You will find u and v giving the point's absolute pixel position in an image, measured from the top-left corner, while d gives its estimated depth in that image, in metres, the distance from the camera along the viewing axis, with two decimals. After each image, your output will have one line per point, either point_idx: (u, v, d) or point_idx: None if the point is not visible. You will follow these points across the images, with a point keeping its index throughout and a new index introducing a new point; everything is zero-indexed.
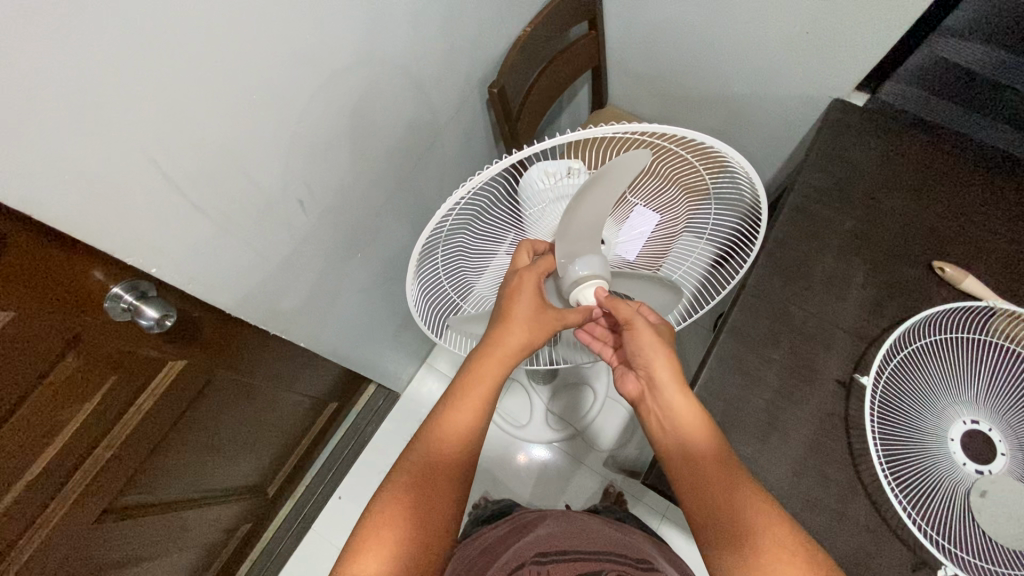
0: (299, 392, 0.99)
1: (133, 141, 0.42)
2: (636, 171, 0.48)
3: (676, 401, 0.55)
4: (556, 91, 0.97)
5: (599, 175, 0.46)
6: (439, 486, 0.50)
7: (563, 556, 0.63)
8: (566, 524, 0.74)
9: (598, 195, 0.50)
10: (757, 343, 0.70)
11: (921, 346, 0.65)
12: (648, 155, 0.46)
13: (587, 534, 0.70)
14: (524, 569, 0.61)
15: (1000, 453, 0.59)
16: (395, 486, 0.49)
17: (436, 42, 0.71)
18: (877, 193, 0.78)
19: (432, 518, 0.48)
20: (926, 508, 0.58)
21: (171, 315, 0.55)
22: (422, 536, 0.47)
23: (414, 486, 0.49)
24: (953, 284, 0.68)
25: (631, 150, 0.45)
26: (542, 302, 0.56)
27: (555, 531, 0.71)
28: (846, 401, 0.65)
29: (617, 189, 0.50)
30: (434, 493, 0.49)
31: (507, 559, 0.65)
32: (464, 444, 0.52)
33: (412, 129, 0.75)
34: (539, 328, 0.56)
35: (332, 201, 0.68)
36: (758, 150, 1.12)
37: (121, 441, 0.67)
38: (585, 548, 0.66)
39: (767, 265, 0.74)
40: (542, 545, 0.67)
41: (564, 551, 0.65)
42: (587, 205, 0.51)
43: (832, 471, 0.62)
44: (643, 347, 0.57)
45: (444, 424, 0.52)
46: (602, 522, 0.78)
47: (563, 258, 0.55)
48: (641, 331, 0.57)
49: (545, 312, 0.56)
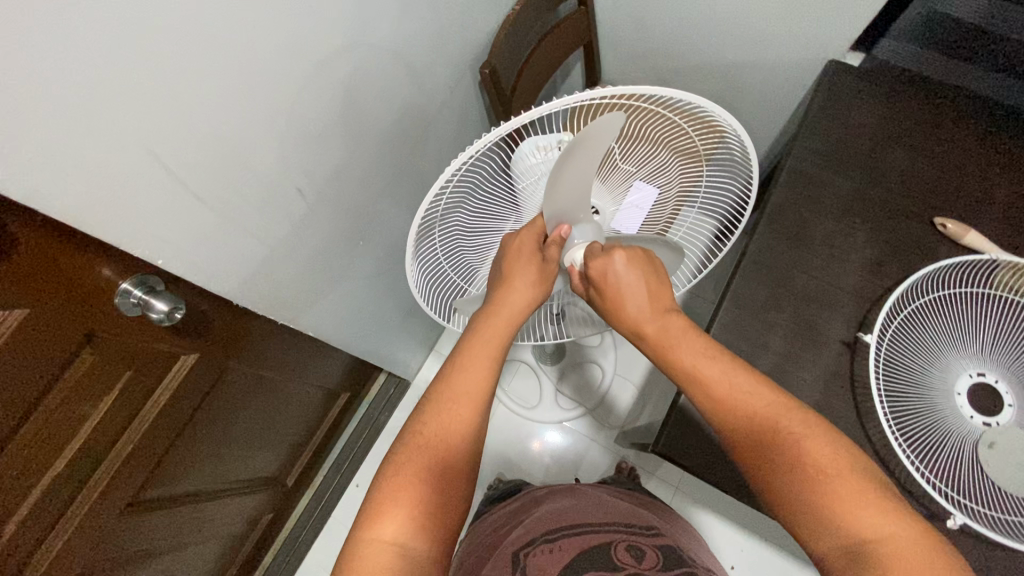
0: (312, 382, 1.01)
1: (130, 135, 0.43)
2: (613, 135, 0.49)
3: (688, 356, 0.52)
4: (548, 70, 0.97)
5: (572, 144, 0.47)
6: (453, 445, 0.49)
7: (573, 532, 0.63)
8: (575, 499, 0.74)
9: (576, 163, 0.50)
10: (759, 309, 0.70)
11: (923, 303, 0.65)
12: (622, 119, 0.47)
13: (594, 508, 0.70)
14: (534, 547, 0.61)
15: (1007, 405, 0.60)
16: (408, 449, 0.48)
17: (426, 23, 0.71)
18: (875, 151, 0.77)
19: (451, 476, 0.48)
20: (934, 461, 0.59)
21: (180, 307, 0.56)
22: (444, 494, 0.47)
23: (427, 448, 0.48)
24: (955, 239, 0.69)
25: (608, 115, 0.45)
26: (543, 258, 0.57)
27: (561, 507, 0.71)
28: (851, 359, 0.66)
29: (599, 151, 0.51)
30: (448, 453, 0.48)
31: (518, 538, 0.65)
32: (476, 401, 0.51)
33: (406, 114, 0.75)
34: (538, 283, 0.57)
35: (330, 188, 0.68)
36: (755, 119, 1.12)
37: (142, 433, 0.68)
38: (592, 522, 0.66)
39: (766, 230, 0.74)
40: (549, 524, 0.66)
41: (574, 528, 0.64)
42: (568, 174, 0.51)
43: (838, 430, 0.63)
44: (619, 298, 0.53)
45: (454, 383, 0.52)
46: (616, 499, 0.77)
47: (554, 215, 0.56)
48: (623, 293, 0.53)
49: (546, 263, 0.57)
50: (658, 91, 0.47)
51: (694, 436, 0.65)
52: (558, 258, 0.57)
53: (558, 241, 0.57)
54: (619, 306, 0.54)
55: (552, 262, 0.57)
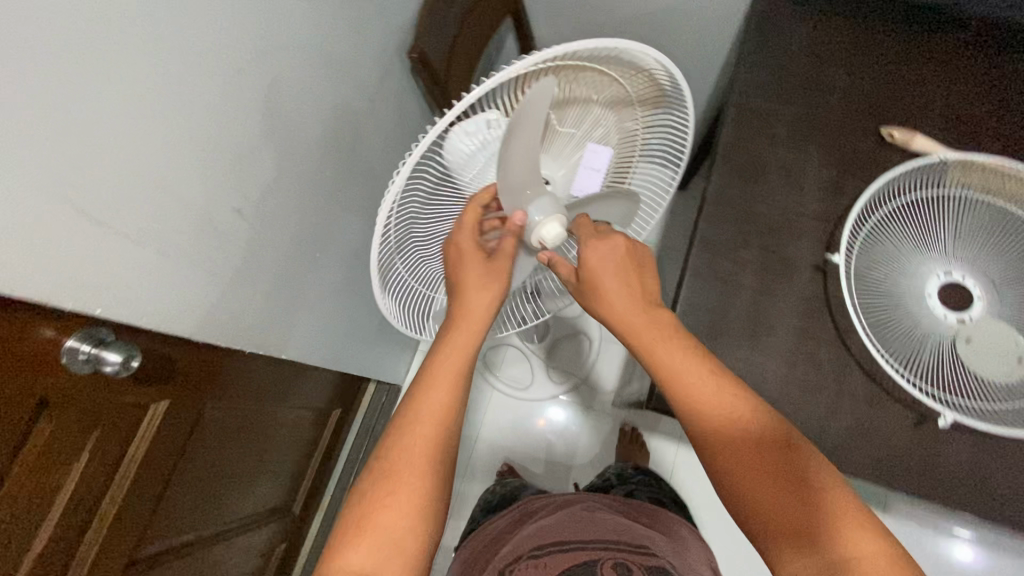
0: (298, 405, 0.98)
1: (35, 184, 0.39)
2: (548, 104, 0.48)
3: (684, 359, 0.51)
4: (479, 45, 0.94)
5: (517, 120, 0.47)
6: (418, 467, 0.47)
7: (562, 546, 0.65)
8: (569, 507, 0.76)
9: (519, 139, 0.50)
10: (728, 248, 0.69)
11: (885, 215, 0.66)
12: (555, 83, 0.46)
13: (585, 514, 0.72)
14: (523, 563, 0.64)
15: (976, 299, 0.64)
16: (372, 475, 0.47)
17: (340, 13, 0.67)
18: (816, 72, 0.77)
19: (422, 499, 0.46)
20: (919, 368, 0.62)
21: (135, 355, 0.53)
22: (416, 519, 0.46)
23: (392, 472, 0.47)
24: (905, 146, 0.71)
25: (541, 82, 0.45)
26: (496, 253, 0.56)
27: (548, 523, 0.71)
28: (824, 282, 0.67)
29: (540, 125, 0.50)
30: (414, 476, 0.47)
31: (509, 552, 0.68)
32: (441, 418, 0.49)
33: (338, 114, 0.72)
34: (496, 281, 0.55)
35: (273, 204, 0.65)
36: (693, 62, 1.11)
37: (125, 492, 0.64)
38: (579, 534, 0.67)
39: (723, 169, 0.73)
40: (540, 536, 0.68)
41: (563, 542, 0.66)
42: (516, 153, 0.51)
43: (822, 353, 0.65)
44: (609, 297, 0.53)
45: (423, 395, 0.49)
46: (609, 508, 0.76)
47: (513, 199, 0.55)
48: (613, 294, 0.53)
49: (499, 260, 0.56)
50: (577, 46, 0.46)
51: None
52: (513, 248, 0.56)
53: (516, 229, 0.55)
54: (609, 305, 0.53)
55: (507, 255, 0.56)
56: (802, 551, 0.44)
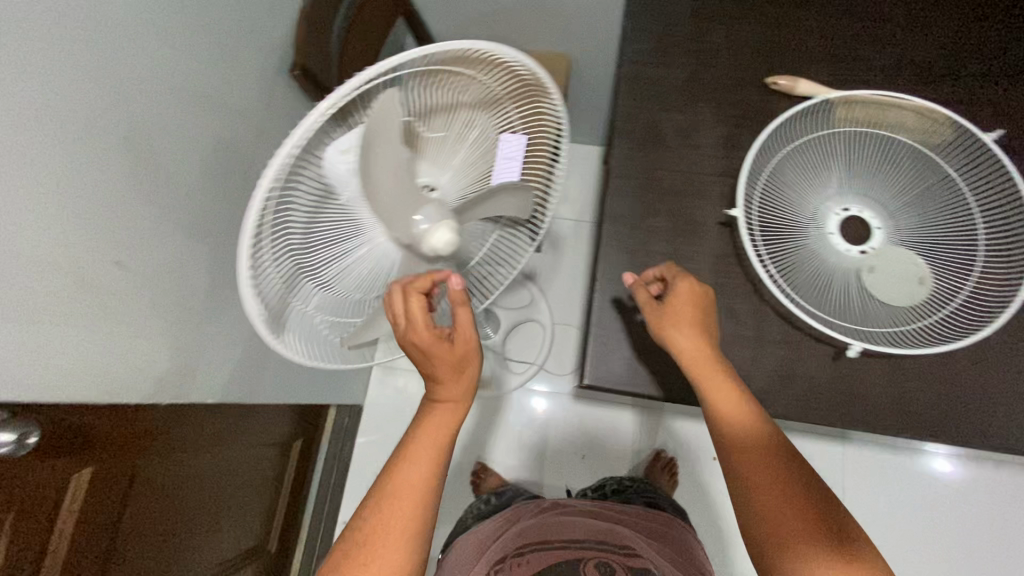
0: (252, 444, 0.96)
1: None
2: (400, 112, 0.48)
3: (730, 387, 0.57)
4: (371, 51, 0.92)
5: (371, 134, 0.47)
6: (392, 541, 0.49)
7: (547, 545, 0.67)
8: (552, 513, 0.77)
9: (380, 153, 0.48)
10: (637, 218, 0.70)
11: (778, 162, 0.67)
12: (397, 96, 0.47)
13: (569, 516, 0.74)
14: (507, 562, 0.66)
15: (877, 228, 0.67)
16: (346, 544, 0.50)
17: (197, 42, 0.65)
18: (700, 30, 0.77)
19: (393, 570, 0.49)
20: (828, 303, 0.64)
21: (32, 431, 0.51)
22: None
23: (367, 546, 0.49)
24: (789, 94, 0.72)
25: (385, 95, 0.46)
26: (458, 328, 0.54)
27: (534, 527, 0.73)
28: (731, 236, 0.68)
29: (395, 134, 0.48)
30: (386, 549, 0.49)
31: (496, 553, 0.69)
32: (419, 499, 0.51)
33: (221, 145, 0.71)
34: (468, 361, 0.55)
35: (161, 249, 0.63)
36: (591, 37, 1.11)
37: (61, 567, 0.62)
38: (567, 533, 0.69)
39: (622, 140, 0.74)
40: (524, 539, 0.70)
41: (547, 541, 0.67)
42: (379, 167, 0.49)
43: (738, 304, 0.67)
44: (682, 320, 0.58)
45: (398, 474, 0.52)
46: (581, 513, 0.77)
47: (395, 218, 0.52)
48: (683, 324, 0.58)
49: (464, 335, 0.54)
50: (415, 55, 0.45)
51: (615, 360, 0.67)
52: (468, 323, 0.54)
53: (460, 298, 0.54)
54: (678, 328, 0.58)
55: (469, 331, 0.54)
56: (813, 546, 0.50)
